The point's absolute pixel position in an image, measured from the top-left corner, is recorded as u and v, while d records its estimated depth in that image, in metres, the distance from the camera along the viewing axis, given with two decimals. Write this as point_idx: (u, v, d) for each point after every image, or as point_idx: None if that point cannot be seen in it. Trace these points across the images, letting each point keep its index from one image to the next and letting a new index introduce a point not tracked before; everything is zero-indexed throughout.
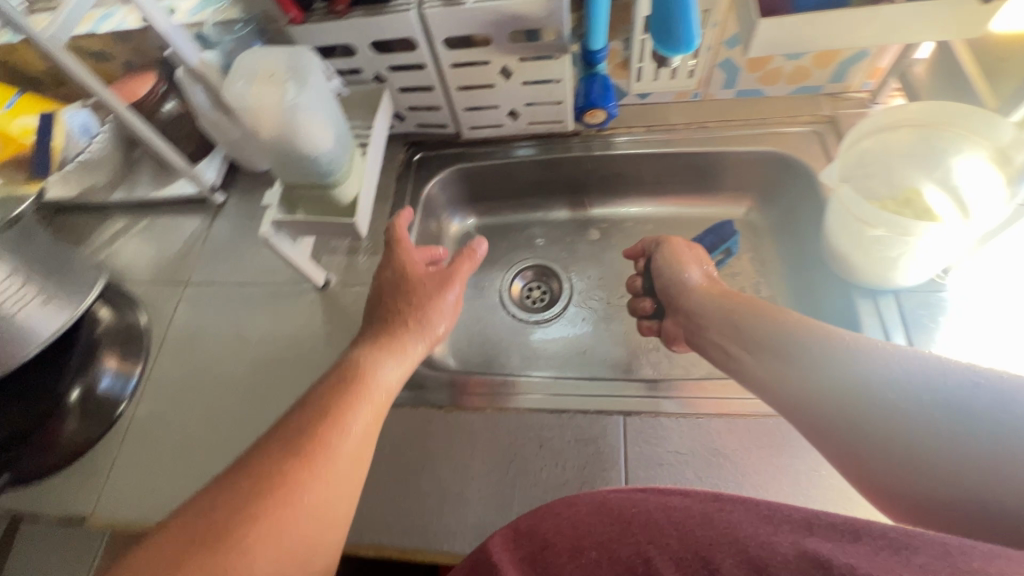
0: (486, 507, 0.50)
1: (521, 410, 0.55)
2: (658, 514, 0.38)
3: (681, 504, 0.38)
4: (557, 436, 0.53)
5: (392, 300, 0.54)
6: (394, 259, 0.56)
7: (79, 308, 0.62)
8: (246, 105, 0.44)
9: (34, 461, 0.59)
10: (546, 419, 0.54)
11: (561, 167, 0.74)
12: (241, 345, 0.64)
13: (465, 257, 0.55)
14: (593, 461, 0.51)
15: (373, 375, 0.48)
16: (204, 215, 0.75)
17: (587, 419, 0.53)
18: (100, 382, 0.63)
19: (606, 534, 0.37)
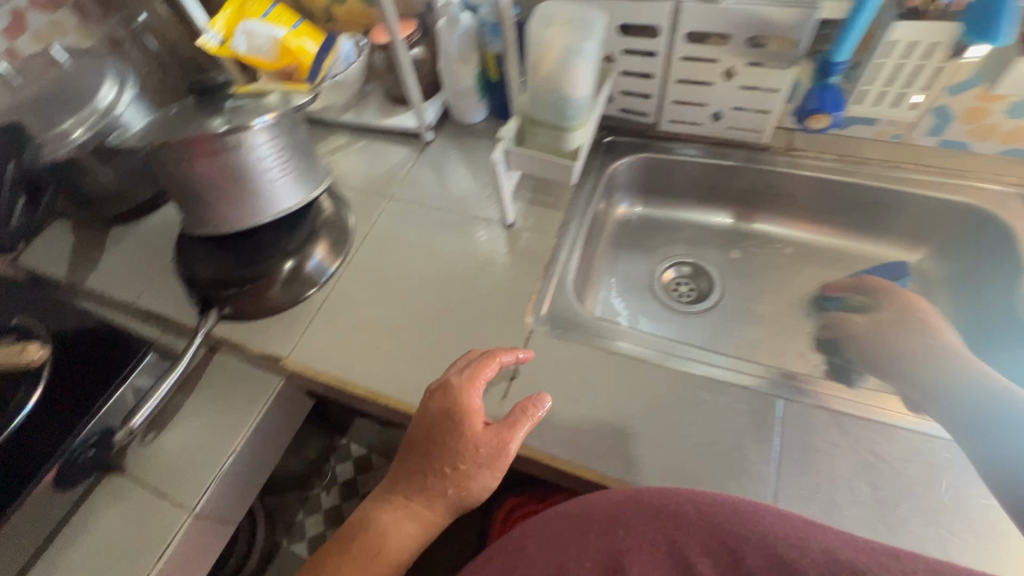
0: (637, 443, 0.54)
1: (680, 369, 0.58)
2: (688, 506, 0.39)
3: (710, 497, 0.40)
4: (715, 400, 0.56)
5: (431, 456, 0.52)
6: (456, 399, 0.53)
7: (309, 195, 0.73)
8: (540, 41, 0.53)
9: (250, 305, 0.70)
10: (704, 383, 0.57)
11: (740, 176, 0.79)
12: (430, 256, 0.72)
13: (524, 419, 0.52)
14: (747, 430, 0.54)
15: (388, 543, 0.51)
16: (413, 148, 0.86)
17: (746, 393, 0.56)
18: (310, 259, 0.72)
19: (637, 518, 0.40)
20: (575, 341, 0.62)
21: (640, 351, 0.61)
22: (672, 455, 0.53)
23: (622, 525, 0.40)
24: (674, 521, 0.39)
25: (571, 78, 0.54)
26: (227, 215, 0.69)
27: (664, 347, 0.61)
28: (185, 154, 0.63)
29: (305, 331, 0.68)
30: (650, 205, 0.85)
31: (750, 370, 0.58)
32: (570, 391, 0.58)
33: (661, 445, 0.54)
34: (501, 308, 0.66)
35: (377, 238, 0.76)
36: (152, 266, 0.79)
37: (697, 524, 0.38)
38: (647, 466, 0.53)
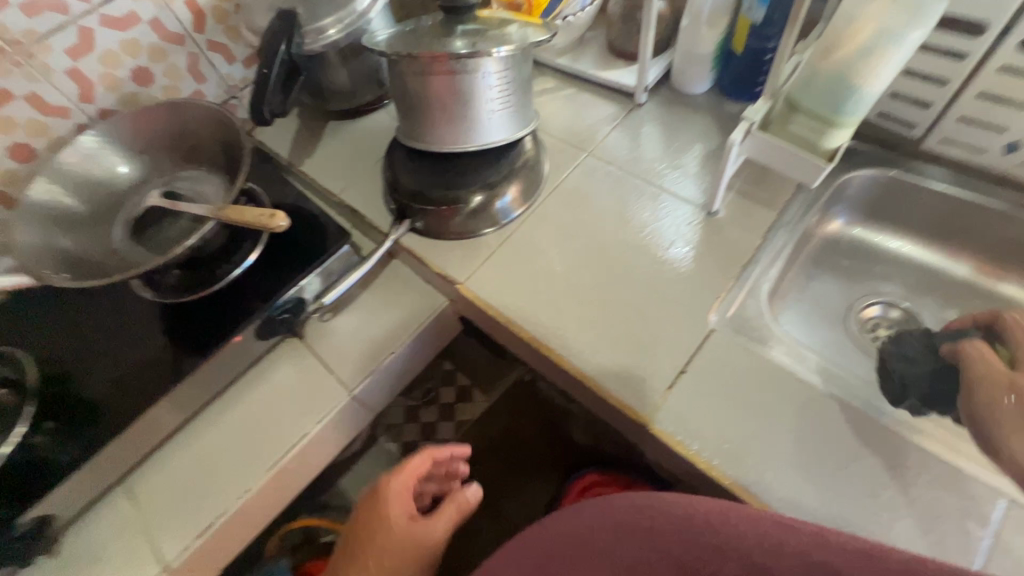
0: (811, 484, 0.50)
1: (877, 421, 0.53)
2: (660, 524, 0.35)
3: (684, 510, 0.35)
4: (914, 466, 0.50)
5: (358, 550, 0.60)
6: (387, 491, 0.64)
7: (516, 135, 0.73)
8: (854, 16, 0.49)
9: (440, 227, 0.74)
10: (904, 444, 0.51)
11: (1006, 225, 0.65)
12: (619, 224, 0.70)
13: (454, 504, 0.66)
14: (949, 514, 0.48)
15: None
16: (622, 107, 0.83)
17: (955, 472, 0.50)
18: (499, 200, 0.73)
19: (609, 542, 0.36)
20: (759, 355, 0.58)
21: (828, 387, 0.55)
22: (852, 508, 0.49)
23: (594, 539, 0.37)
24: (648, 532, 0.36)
25: (870, 65, 0.50)
26: (440, 135, 0.71)
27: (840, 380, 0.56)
28: (428, 69, 0.65)
29: (485, 264, 0.71)
30: (872, 227, 0.74)
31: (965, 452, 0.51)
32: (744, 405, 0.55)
33: (841, 494, 0.49)
34: (685, 296, 0.63)
35: (568, 193, 0.76)
36: (358, 166, 0.85)
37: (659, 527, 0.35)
38: (821, 510, 0.49)
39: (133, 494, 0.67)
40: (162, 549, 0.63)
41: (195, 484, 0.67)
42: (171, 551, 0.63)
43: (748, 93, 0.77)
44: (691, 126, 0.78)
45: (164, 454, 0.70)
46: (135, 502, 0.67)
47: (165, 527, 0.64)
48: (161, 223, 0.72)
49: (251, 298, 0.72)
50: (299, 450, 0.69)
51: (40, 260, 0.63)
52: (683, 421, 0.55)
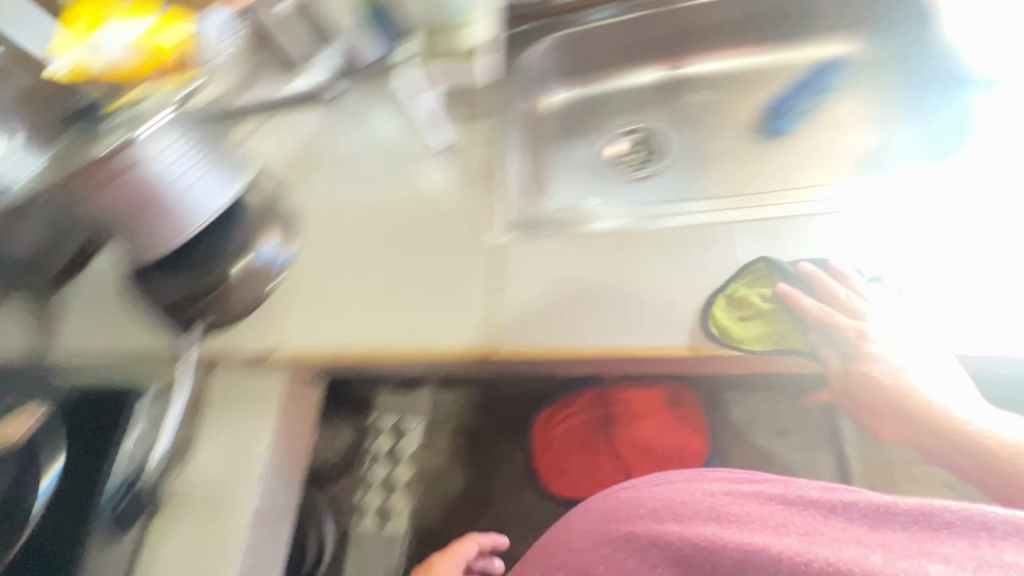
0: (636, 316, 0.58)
1: (636, 230, 0.65)
2: (668, 518, 0.55)
3: (684, 500, 0.56)
4: (664, 254, 0.62)
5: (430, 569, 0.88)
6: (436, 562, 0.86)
7: (238, 185, 0.69)
8: None
9: (227, 309, 0.69)
10: (658, 247, 0.63)
11: (658, 24, 0.76)
12: (386, 205, 0.71)
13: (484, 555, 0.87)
14: (724, 272, 0.60)
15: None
16: (323, 107, 0.82)
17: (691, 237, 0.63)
18: (259, 253, 0.70)
19: (614, 543, 0.57)
20: (582, 232, 0.66)
21: (670, 220, 0.65)
22: (909, 315, 0.54)
23: (642, 522, 0.56)
24: (682, 506, 0.55)
25: None
26: (162, 235, 0.65)
27: (648, 215, 0.67)
28: (103, 178, 0.58)
29: (287, 320, 0.68)
30: (578, 85, 0.82)
31: (710, 210, 0.66)
32: (583, 283, 0.62)
33: (731, 295, 0.58)
34: (470, 227, 0.67)
35: (322, 212, 0.73)
36: (111, 313, 0.76)
37: (688, 505, 0.55)
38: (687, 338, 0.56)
39: None
40: None
41: None
42: None
43: None
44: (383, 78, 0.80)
45: None
46: None
47: None
48: None
49: (88, 505, 0.66)
50: None
51: None
52: (520, 329, 0.60)
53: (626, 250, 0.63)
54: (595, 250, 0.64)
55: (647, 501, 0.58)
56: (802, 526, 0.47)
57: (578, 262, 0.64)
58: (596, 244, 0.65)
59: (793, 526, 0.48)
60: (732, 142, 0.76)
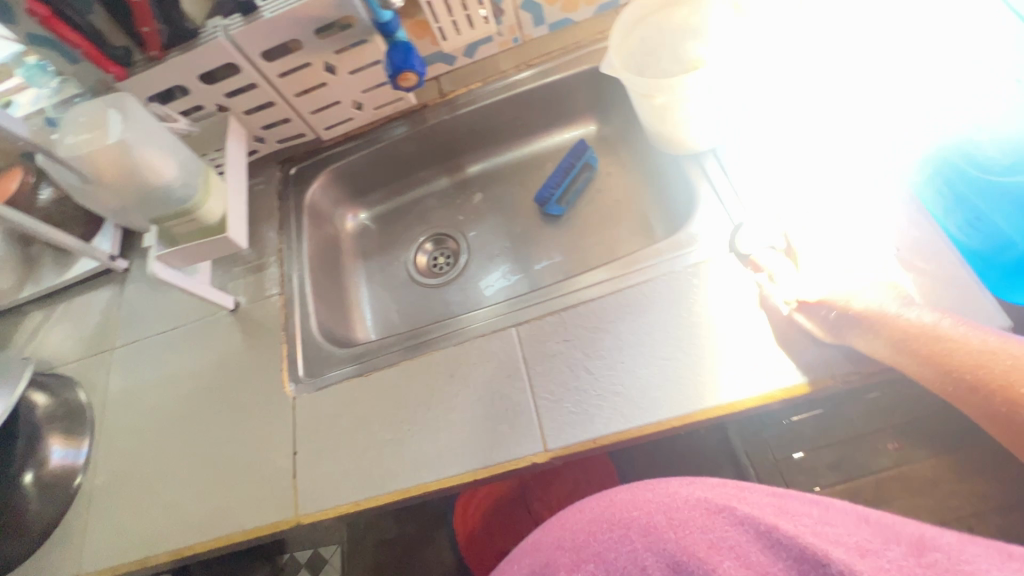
0: (434, 446, 0.55)
1: (446, 347, 0.60)
2: (656, 519, 0.47)
3: (676, 501, 0.47)
4: (466, 368, 0.58)
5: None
6: None
7: (13, 394, 0.63)
8: (84, 153, 0.51)
9: (16, 543, 0.62)
10: (459, 352, 0.59)
11: (425, 138, 0.81)
12: (178, 378, 0.68)
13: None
14: (554, 364, 0.56)
15: None
16: (114, 284, 0.79)
17: (484, 341, 0.59)
18: (51, 455, 0.65)
19: (606, 544, 0.48)
20: (458, 342, 0.60)
21: (575, 297, 0.60)
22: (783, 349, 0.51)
23: (639, 526, 0.47)
24: (678, 520, 0.46)
25: (143, 169, 0.53)
26: None
27: (531, 300, 0.61)
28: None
29: (87, 535, 0.62)
30: (371, 205, 0.86)
31: (605, 279, 0.60)
32: (436, 403, 0.57)
33: (600, 377, 0.54)
34: (261, 384, 0.64)
35: (118, 400, 0.70)
36: None
37: (688, 515, 0.46)
38: (492, 449, 0.53)
39: None
40: None
41: None
42: None
43: None
44: None
45: None
46: None
47: None
48: None
49: None
50: None
51: None
52: (318, 492, 0.56)
53: (415, 369, 0.60)
54: (385, 380, 0.60)
55: (635, 497, 0.50)
56: (790, 536, 0.40)
57: (370, 394, 0.60)
58: (384, 375, 0.61)
59: (781, 533, 0.41)
60: (523, 229, 0.80)
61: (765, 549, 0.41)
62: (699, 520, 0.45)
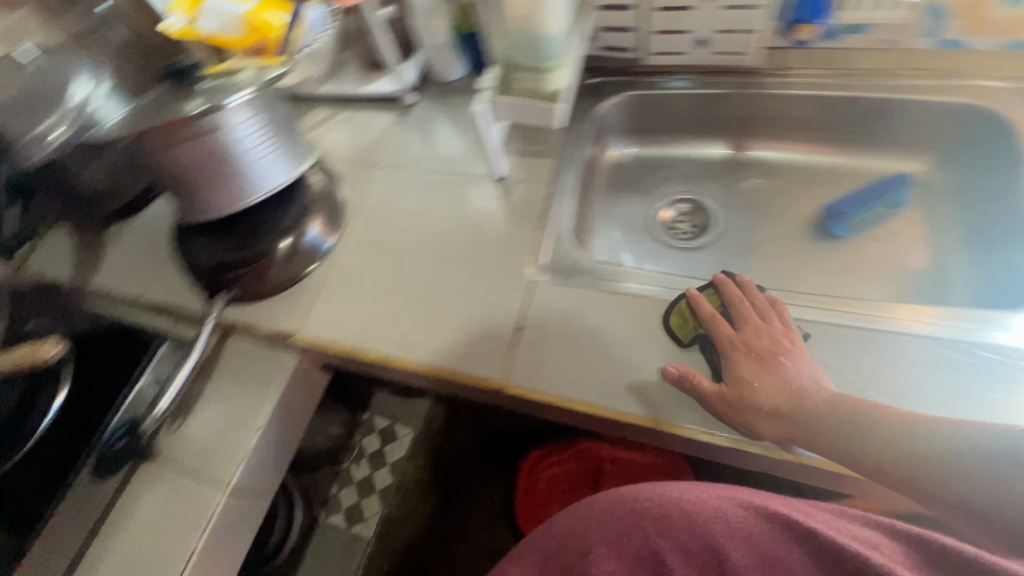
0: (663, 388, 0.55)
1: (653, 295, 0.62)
2: (670, 510, 0.44)
3: (692, 497, 0.44)
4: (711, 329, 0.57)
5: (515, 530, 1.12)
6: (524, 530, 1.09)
7: (298, 169, 0.73)
8: None
9: (258, 286, 0.71)
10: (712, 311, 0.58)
11: (731, 103, 0.77)
12: (429, 216, 0.72)
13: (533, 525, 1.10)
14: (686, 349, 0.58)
15: None
16: (395, 112, 0.85)
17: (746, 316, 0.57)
18: (306, 235, 0.73)
19: (619, 527, 0.45)
20: (622, 289, 0.63)
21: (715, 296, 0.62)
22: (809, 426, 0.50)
23: (649, 517, 0.44)
24: (689, 513, 0.43)
25: (542, 15, 0.54)
26: (221, 198, 0.70)
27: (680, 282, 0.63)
28: (176, 137, 0.64)
29: (312, 306, 0.69)
30: (642, 144, 0.83)
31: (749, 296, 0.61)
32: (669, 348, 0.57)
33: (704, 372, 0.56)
34: (505, 255, 0.67)
35: (371, 210, 0.76)
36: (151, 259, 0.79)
37: (696, 507, 0.43)
38: (705, 418, 0.54)
39: None
40: None
41: None
42: None
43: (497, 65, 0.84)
44: (454, 95, 0.83)
45: None
46: None
47: None
48: None
49: (72, 440, 0.64)
50: (211, 536, 0.65)
51: None
52: (533, 373, 0.58)
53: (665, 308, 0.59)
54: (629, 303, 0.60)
55: (648, 489, 0.47)
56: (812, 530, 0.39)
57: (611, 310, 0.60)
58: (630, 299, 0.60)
59: (804, 527, 0.39)
60: (786, 234, 0.75)
61: (788, 543, 0.39)
62: (713, 510, 0.43)
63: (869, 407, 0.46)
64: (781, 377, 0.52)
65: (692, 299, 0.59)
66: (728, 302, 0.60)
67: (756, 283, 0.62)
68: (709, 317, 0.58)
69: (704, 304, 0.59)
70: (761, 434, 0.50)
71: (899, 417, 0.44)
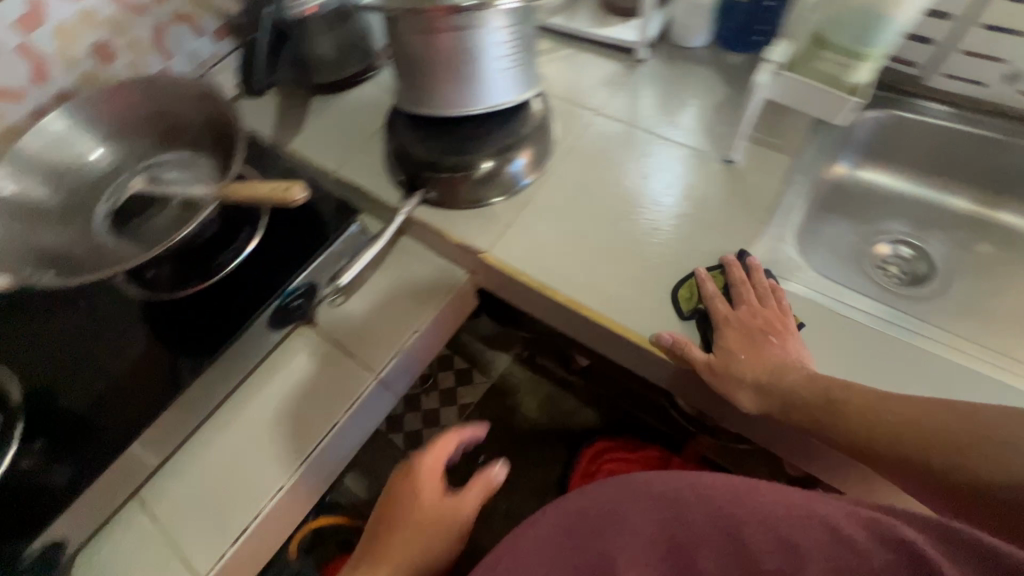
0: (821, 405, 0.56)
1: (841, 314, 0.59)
2: (688, 496, 0.42)
3: (702, 481, 0.43)
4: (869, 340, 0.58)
5: None
6: None
7: (524, 96, 0.70)
8: None
9: (453, 197, 0.71)
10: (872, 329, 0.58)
11: (1005, 153, 0.68)
12: (641, 180, 0.70)
13: None
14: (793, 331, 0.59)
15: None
16: (622, 64, 0.81)
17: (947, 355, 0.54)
18: (512, 163, 0.70)
19: (629, 506, 0.42)
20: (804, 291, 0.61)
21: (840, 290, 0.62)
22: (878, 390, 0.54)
23: (663, 499, 0.42)
24: (707, 495, 0.42)
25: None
26: (446, 98, 0.68)
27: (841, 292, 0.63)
28: (433, 26, 0.62)
29: (507, 231, 0.69)
30: (876, 168, 0.76)
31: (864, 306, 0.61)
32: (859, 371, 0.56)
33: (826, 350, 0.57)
34: (723, 240, 0.64)
35: (581, 153, 0.74)
36: (350, 140, 0.80)
37: (718, 494, 0.42)
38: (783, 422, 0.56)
39: (152, 511, 0.63)
40: (194, 563, 0.60)
41: (219, 492, 0.63)
42: (204, 564, 0.59)
43: (746, 44, 0.78)
44: (690, 63, 0.79)
45: (182, 462, 0.65)
46: (154, 518, 0.62)
47: (193, 540, 0.61)
48: (149, 211, 0.65)
49: (253, 286, 0.66)
50: (352, 417, 0.66)
51: (20, 261, 0.57)
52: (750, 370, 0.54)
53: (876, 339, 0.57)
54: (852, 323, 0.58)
55: (665, 478, 0.43)
56: (828, 520, 0.38)
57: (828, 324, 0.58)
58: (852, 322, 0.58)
59: (817, 515, 0.39)
60: None
61: (809, 530, 0.38)
62: (722, 497, 0.41)
63: (860, 397, 0.48)
64: (772, 359, 0.54)
65: (698, 279, 0.61)
66: (734, 284, 0.60)
67: (766, 270, 0.61)
68: (713, 295, 0.59)
69: (710, 283, 0.60)
70: (745, 407, 0.53)
71: (941, 425, 0.43)
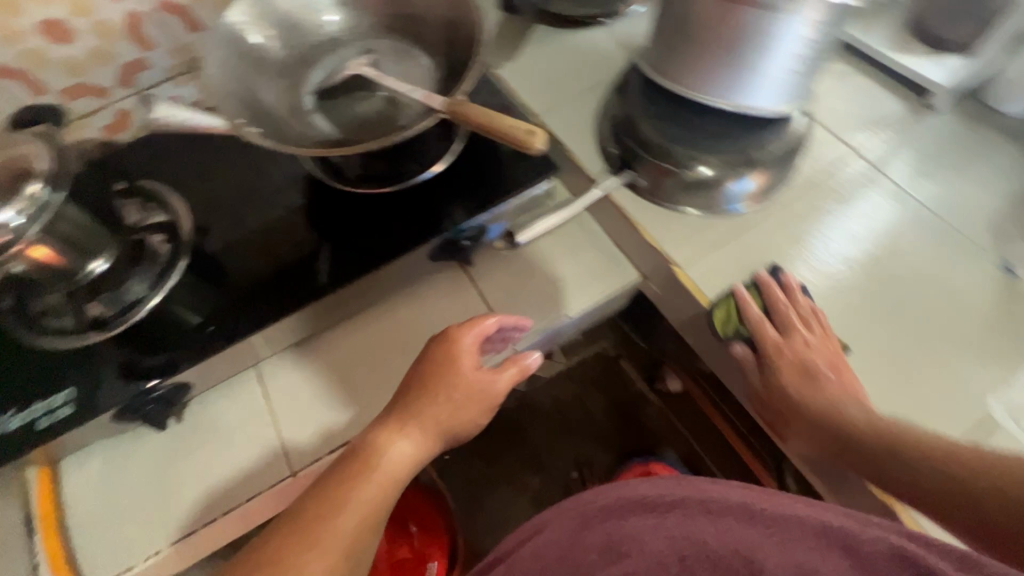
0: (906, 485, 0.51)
1: None
2: (700, 521, 0.42)
3: (708, 496, 0.44)
4: None
5: None
6: None
7: (784, 111, 0.58)
8: None
9: (663, 189, 0.62)
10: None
11: None
12: (886, 254, 0.60)
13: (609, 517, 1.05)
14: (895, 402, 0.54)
15: (382, 453, 0.49)
16: (907, 106, 0.68)
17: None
18: (741, 181, 0.61)
19: (635, 517, 0.43)
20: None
21: None
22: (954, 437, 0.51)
23: (670, 518, 0.43)
24: (717, 514, 0.43)
25: None
26: (697, 78, 0.57)
27: None
28: None
29: (713, 250, 0.61)
30: None
31: None
32: None
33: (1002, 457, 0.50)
34: (970, 357, 0.55)
35: (826, 192, 0.64)
36: (565, 84, 0.72)
37: (729, 508, 0.43)
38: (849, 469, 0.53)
39: (266, 384, 0.64)
40: (291, 454, 0.60)
41: (334, 394, 0.63)
42: (301, 459, 0.60)
43: None
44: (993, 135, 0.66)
45: (299, 351, 0.65)
46: (267, 392, 0.63)
47: (296, 429, 0.61)
48: (356, 94, 0.61)
49: (432, 210, 0.62)
50: None
51: (232, 105, 0.54)
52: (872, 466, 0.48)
53: None
54: None
55: (664, 489, 0.45)
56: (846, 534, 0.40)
57: None
58: None
59: (833, 531, 0.40)
60: None
61: (822, 553, 0.39)
62: (729, 517, 0.42)
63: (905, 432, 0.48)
64: (825, 398, 0.52)
65: (739, 299, 0.57)
66: (775, 305, 0.56)
67: (799, 284, 0.58)
68: (758, 321, 0.56)
69: (752, 306, 0.56)
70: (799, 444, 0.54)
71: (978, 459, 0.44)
